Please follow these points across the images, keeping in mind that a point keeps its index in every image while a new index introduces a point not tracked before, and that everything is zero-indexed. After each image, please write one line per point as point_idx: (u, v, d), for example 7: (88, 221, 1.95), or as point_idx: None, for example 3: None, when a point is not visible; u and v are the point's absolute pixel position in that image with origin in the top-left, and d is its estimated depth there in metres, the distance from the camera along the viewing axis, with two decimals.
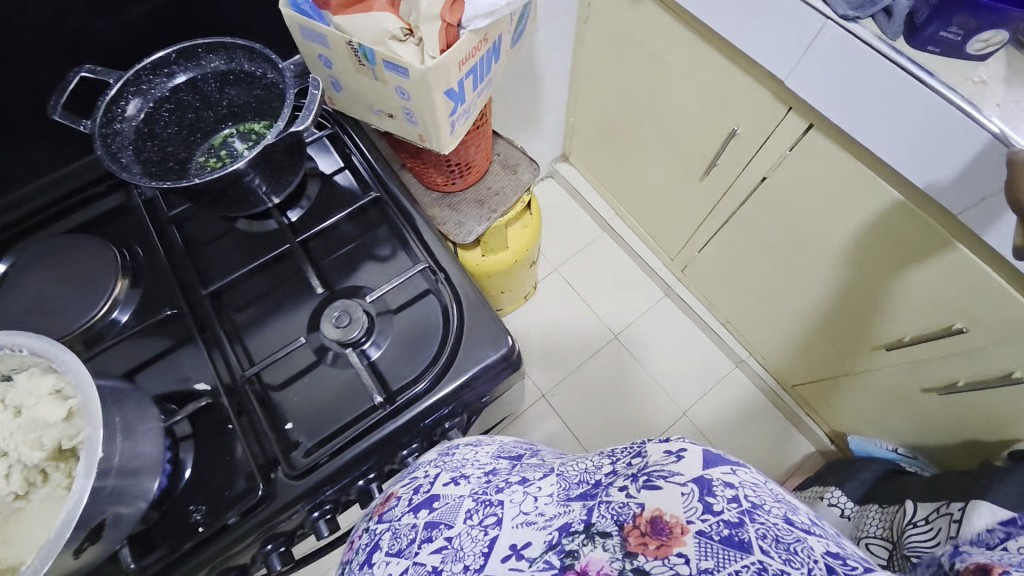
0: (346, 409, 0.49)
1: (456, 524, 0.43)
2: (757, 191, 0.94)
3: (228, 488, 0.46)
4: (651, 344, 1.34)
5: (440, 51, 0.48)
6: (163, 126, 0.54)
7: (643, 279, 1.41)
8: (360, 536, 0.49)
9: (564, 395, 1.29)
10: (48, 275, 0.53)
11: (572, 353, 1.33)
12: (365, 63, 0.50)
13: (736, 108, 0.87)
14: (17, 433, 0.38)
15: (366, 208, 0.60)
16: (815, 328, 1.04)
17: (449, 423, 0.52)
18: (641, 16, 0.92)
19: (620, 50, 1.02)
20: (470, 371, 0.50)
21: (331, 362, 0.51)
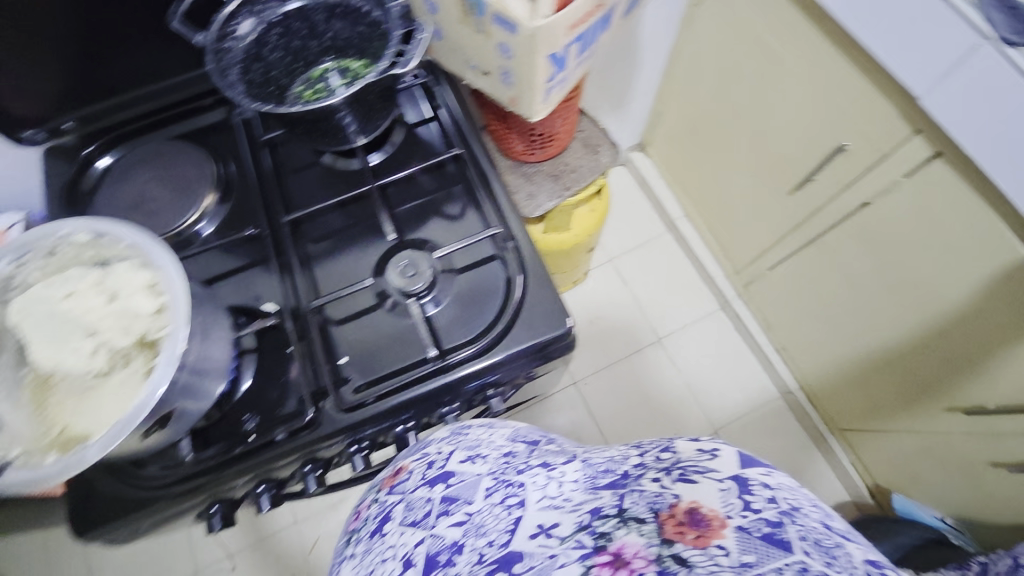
0: (397, 356, 0.50)
1: (477, 501, 0.47)
2: (853, 217, 0.86)
3: (281, 406, 0.49)
4: (695, 355, 1.29)
5: (553, 11, 0.45)
6: (270, 50, 0.54)
7: (700, 287, 1.35)
8: (369, 507, 0.52)
9: (595, 387, 1.28)
10: (151, 178, 0.57)
11: (611, 348, 1.31)
12: (474, 13, 0.48)
13: (851, 123, 0.79)
14: (108, 318, 0.41)
15: (449, 163, 0.60)
16: (884, 374, 0.96)
17: (492, 391, 0.52)
18: (765, 5, 0.84)
19: (731, 40, 0.95)
20: (523, 345, 0.49)
21: (390, 309, 0.52)
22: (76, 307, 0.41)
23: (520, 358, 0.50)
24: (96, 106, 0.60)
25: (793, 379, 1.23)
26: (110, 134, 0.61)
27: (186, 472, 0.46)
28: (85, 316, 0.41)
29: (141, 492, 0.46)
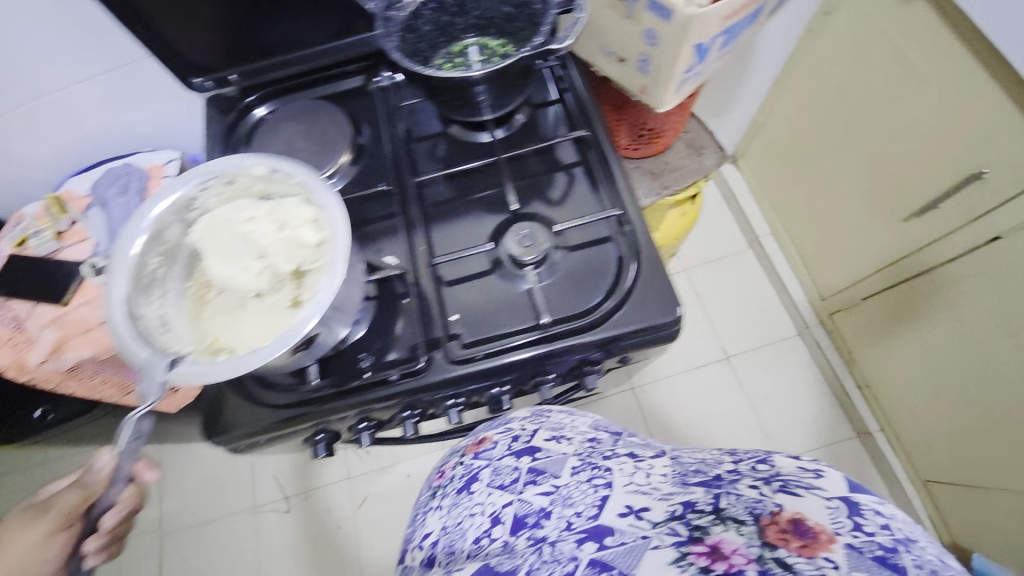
0: (505, 320, 0.52)
1: (563, 476, 0.53)
2: (978, 252, 0.80)
3: (391, 351, 0.52)
4: (764, 379, 1.24)
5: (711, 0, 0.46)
6: (422, 23, 0.58)
7: (779, 310, 1.29)
8: (454, 468, 0.61)
9: (653, 395, 1.25)
10: (297, 131, 0.63)
11: (676, 359, 1.28)
12: None
13: (993, 150, 0.73)
14: (275, 243, 0.46)
15: (570, 143, 0.61)
16: (999, 426, 0.88)
17: (590, 368, 0.53)
18: (906, 18, 0.80)
19: (859, 53, 0.91)
20: (631, 326, 0.50)
21: (502, 276, 0.54)
22: (253, 230, 0.46)
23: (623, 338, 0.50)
24: (257, 61, 0.67)
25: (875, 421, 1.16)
26: (266, 88, 0.68)
27: (307, 396, 0.50)
28: (256, 237, 0.46)
29: (263, 410, 0.50)
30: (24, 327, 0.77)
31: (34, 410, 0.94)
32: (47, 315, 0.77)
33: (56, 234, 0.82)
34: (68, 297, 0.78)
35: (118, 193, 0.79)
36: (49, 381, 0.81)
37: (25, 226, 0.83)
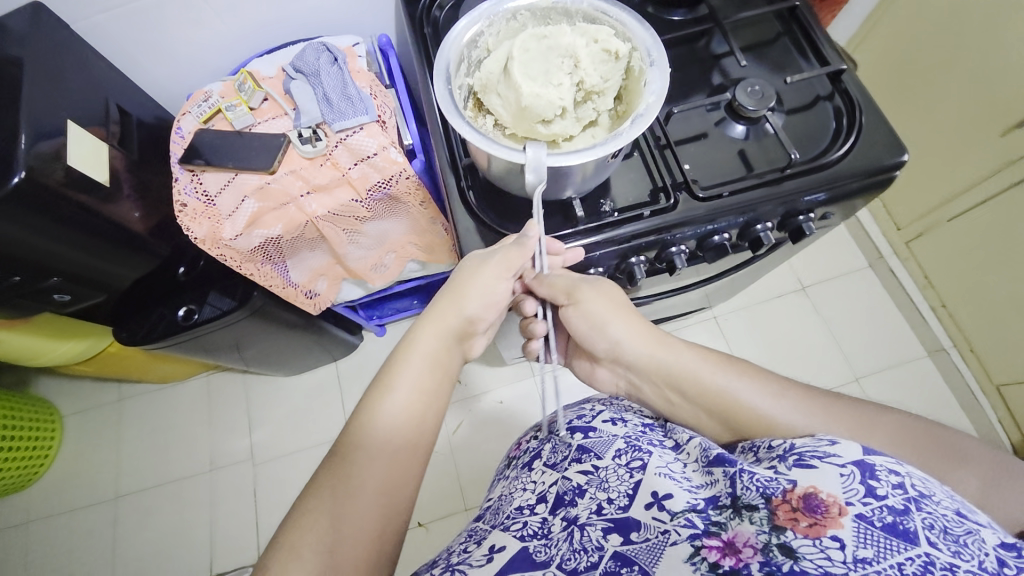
0: (731, 172, 0.63)
1: (605, 457, 0.48)
2: None
3: (602, 205, 0.62)
4: (836, 305, 1.41)
5: None
6: None
7: (854, 246, 1.45)
8: (529, 441, 0.60)
9: (733, 322, 1.42)
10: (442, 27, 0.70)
11: (760, 289, 1.45)
12: None
13: None
14: (545, 60, 0.51)
15: (770, 18, 0.70)
16: None
17: (806, 215, 0.63)
18: None
19: None
20: (868, 163, 0.60)
21: (722, 131, 0.65)
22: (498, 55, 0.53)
23: (846, 181, 0.61)
24: None
25: (947, 339, 1.31)
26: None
27: (577, 227, 0.60)
28: (551, 44, 0.51)
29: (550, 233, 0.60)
30: (216, 202, 0.73)
31: (177, 310, 0.93)
32: (248, 185, 0.72)
33: (250, 109, 0.74)
34: (276, 166, 0.71)
35: (332, 68, 0.71)
36: (235, 258, 0.77)
37: (214, 100, 0.75)
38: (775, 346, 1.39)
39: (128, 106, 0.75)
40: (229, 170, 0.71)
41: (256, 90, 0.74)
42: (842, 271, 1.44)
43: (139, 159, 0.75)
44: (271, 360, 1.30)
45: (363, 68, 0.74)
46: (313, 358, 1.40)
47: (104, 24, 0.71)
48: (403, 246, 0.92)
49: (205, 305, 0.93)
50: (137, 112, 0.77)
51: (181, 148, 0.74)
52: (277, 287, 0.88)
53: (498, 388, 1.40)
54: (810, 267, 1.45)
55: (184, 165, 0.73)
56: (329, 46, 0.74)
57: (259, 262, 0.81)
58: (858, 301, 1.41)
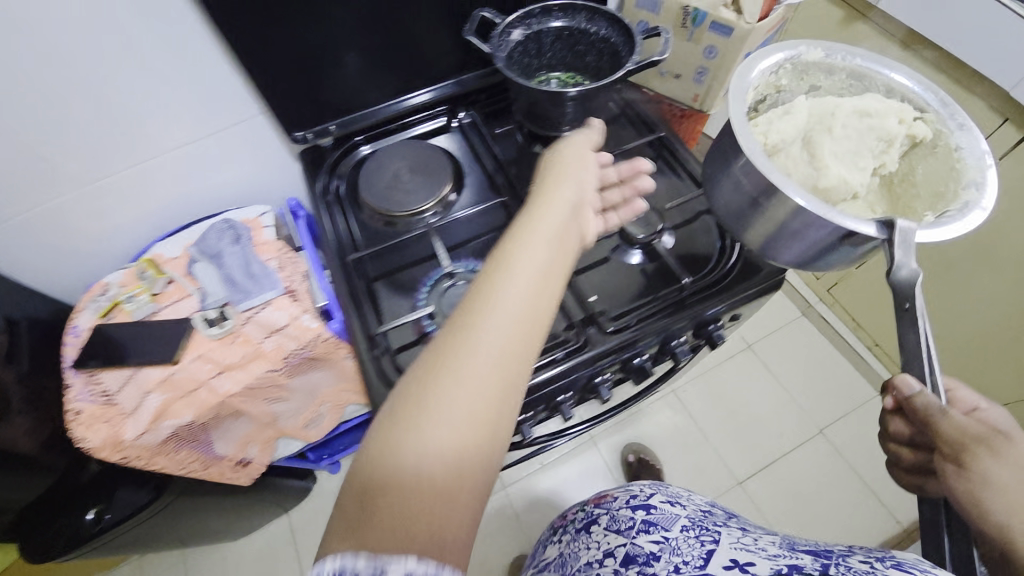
0: (637, 296, 0.66)
1: (674, 531, 0.59)
2: None
3: None
4: (782, 359, 1.47)
5: (757, 17, 0.64)
6: (513, 59, 0.71)
7: (785, 298, 1.55)
8: (575, 513, 0.74)
9: (693, 390, 1.44)
10: (403, 166, 0.74)
11: (711, 354, 1.49)
12: (691, 24, 0.67)
13: None
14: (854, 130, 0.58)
15: (643, 148, 0.77)
16: (983, 348, 1.11)
17: (713, 325, 0.66)
18: (848, 37, 1.04)
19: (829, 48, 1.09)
20: (750, 276, 0.65)
21: (621, 257, 0.68)
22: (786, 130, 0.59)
23: (737, 293, 0.65)
24: (311, 121, 0.75)
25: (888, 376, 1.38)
26: (336, 138, 0.78)
27: None
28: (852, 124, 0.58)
29: None
30: (117, 399, 0.68)
31: (84, 514, 0.83)
32: (150, 378, 0.68)
33: (152, 295, 0.72)
34: (180, 356, 0.68)
35: (235, 247, 0.71)
36: (142, 455, 0.72)
37: (112, 292, 0.72)
38: (733, 412, 1.41)
39: (19, 313, 0.72)
40: (130, 366, 0.68)
41: (157, 276, 0.72)
42: (778, 326, 1.51)
43: (31, 368, 0.72)
44: (212, 529, 1.18)
45: (270, 238, 0.74)
46: (261, 518, 1.26)
47: None
48: (336, 395, 0.88)
49: (114, 502, 0.84)
50: (29, 315, 0.74)
51: (77, 349, 0.70)
52: (196, 471, 0.81)
53: None
54: (749, 326, 1.51)
55: (79, 368, 0.68)
56: (230, 223, 0.73)
57: (171, 450, 0.75)
58: (800, 352, 1.47)
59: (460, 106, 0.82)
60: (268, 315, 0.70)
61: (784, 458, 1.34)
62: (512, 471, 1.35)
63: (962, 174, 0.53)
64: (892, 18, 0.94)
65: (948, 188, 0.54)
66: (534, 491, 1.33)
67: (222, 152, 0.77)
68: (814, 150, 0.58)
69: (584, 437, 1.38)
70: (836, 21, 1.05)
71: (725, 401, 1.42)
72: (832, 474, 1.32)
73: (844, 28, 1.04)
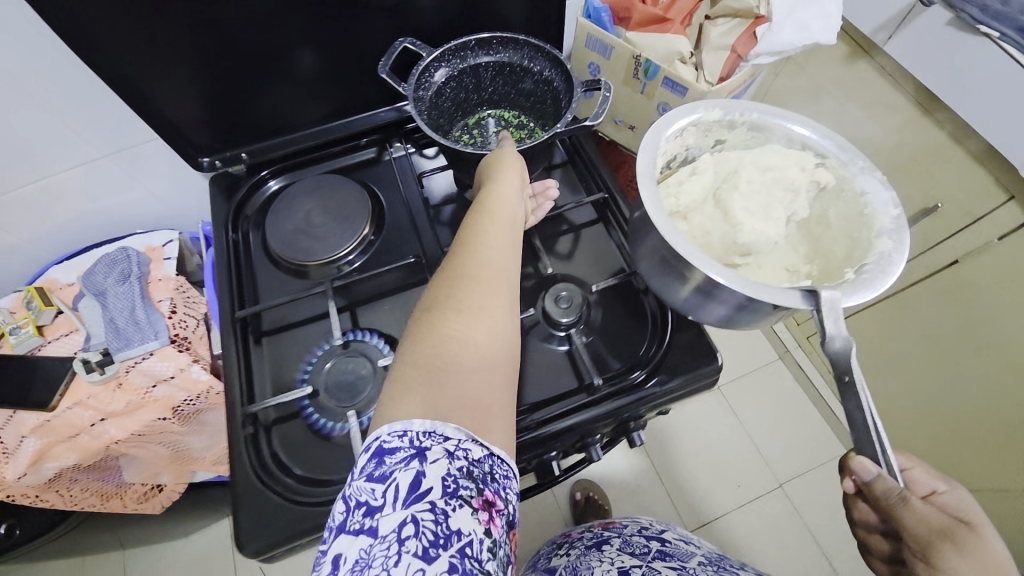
0: (551, 385, 0.59)
1: (690, 563, 0.71)
2: (944, 272, 0.92)
3: None
4: (753, 405, 1.40)
5: (718, 78, 0.56)
6: (443, 99, 0.63)
7: (762, 340, 1.48)
8: (582, 531, 0.83)
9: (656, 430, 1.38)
10: (315, 207, 0.66)
11: None
12: (643, 76, 0.59)
13: (941, 184, 0.87)
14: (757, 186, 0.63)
15: (586, 206, 0.69)
16: (959, 429, 1.03)
17: (633, 423, 0.59)
18: (849, 80, 0.94)
19: (829, 88, 0.98)
20: (679, 376, 0.57)
21: (540, 338, 0.61)
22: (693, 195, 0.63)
23: (663, 394, 0.57)
24: (224, 148, 0.69)
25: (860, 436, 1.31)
26: (251, 166, 0.71)
27: None
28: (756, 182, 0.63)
29: None
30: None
31: None
32: (27, 423, 0.63)
33: (38, 328, 0.67)
34: (56, 402, 0.63)
35: (122, 287, 0.65)
36: (27, 494, 0.68)
37: None
38: (695, 457, 1.35)
39: None
40: (6, 408, 0.63)
41: (43, 308, 0.66)
42: (751, 368, 1.44)
43: None
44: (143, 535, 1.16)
45: (169, 273, 0.68)
46: (196, 526, 1.24)
47: None
48: None
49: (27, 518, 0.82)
50: None
51: None
52: (93, 504, 0.78)
53: None
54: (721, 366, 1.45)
55: None
56: (123, 253, 0.66)
57: (65, 483, 0.72)
58: (771, 399, 1.40)
59: (393, 137, 0.74)
60: (155, 364, 0.65)
61: (741, 510, 1.29)
62: None
63: (872, 220, 0.57)
64: (898, 65, 0.85)
65: (861, 233, 0.58)
66: None
67: (127, 173, 0.71)
68: (725, 209, 0.62)
69: None
70: (838, 60, 0.94)
71: (686, 445, 1.36)
72: (790, 531, 1.26)
73: (846, 69, 0.93)
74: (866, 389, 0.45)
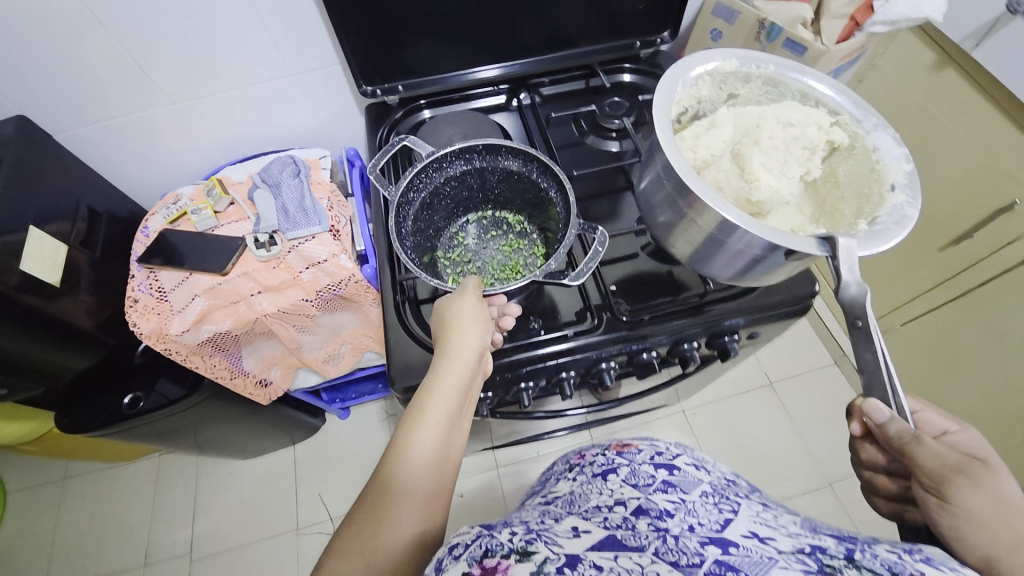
0: (656, 294, 0.67)
1: (693, 494, 0.49)
2: (1015, 271, 0.96)
3: (524, 325, 0.65)
4: (804, 402, 1.43)
5: (835, 41, 0.66)
6: (441, 197, 0.64)
7: (816, 343, 1.51)
8: (593, 454, 0.62)
9: (703, 416, 1.42)
10: (456, 132, 0.77)
11: (731, 381, 1.47)
12: (764, 37, 0.68)
13: (1020, 183, 0.91)
14: (779, 143, 0.62)
15: None
16: None
17: (729, 337, 0.66)
18: (933, 86, 1.00)
19: (909, 97, 1.06)
20: (777, 296, 0.65)
21: (648, 256, 0.69)
22: (708, 146, 0.63)
23: (759, 310, 0.64)
24: (380, 80, 0.81)
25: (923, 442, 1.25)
26: (408, 100, 0.84)
27: (498, 349, 0.62)
28: (774, 140, 0.62)
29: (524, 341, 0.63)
30: (169, 297, 0.75)
31: (123, 398, 0.88)
32: (201, 284, 0.75)
33: (214, 212, 0.79)
34: (228, 268, 0.75)
35: (293, 180, 0.78)
36: (181, 352, 0.78)
37: (182, 203, 0.80)
38: (741, 445, 1.38)
39: (101, 206, 0.82)
40: (184, 270, 0.75)
41: (222, 196, 0.79)
42: (804, 369, 1.47)
43: (101, 257, 0.81)
44: (223, 446, 1.26)
45: (325, 179, 0.81)
46: (272, 443, 1.35)
47: (85, 135, 0.77)
48: (359, 338, 0.92)
49: (151, 393, 0.89)
50: (106, 211, 0.83)
51: (143, 247, 0.78)
52: (223, 379, 0.86)
53: (460, 480, 1.34)
54: (773, 363, 1.48)
55: (142, 263, 0.76)
56: (295, 159, 0.81)
57: (207, 354, 0.81)
58: (823, 400, 1.43)
59: (522, 87, 0.86)
60: (310, 249, 0.77)
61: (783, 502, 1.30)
62: (508, 452, 1.37)
63: (886, 174, 0.57)
64: (983, 69, 0.90)
65: (872, 190, 0.58)
66: (525, 476, 1.34)
67: (296, 96, 0.83)
68: (742, 163, 0.60)
69: (584, 436, 1.38)
70: (924, 66, 1.01)
71: (734, 432, 1.39)
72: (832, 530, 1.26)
73: (931, 74, 1.00)
74: (880, 334, 0.46)
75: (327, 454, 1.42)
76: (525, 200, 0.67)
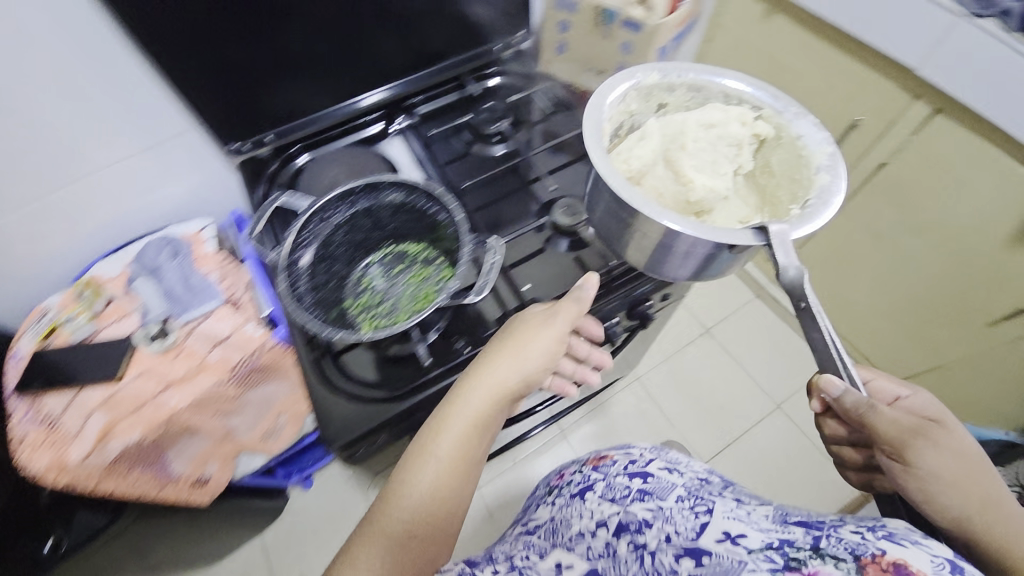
0: (567, 282, 0.68)
1: (669, 500, 0.48)
2: (876, 176, 1.09)
3: (450, 346, 0.63)
4: (741, 339, 1.53)
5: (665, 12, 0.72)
6: (336, 245, 0.62)
7: (735, 283, 1.62)
8: (571, 472, 0.60)
9: (658, 378, 1.48)
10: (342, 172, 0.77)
11: (674, 339, 1.54)
12: (604, 21, 0.75)
13: (861, 101, 1.03)
14: (708, 146, 0.67)
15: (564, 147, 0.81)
16: (921, 309, 1.16)
17: (645, 303, 0.69)
18: (768, 33, 1.12)
19: (751, 46, 1.17)
20: None
21: (553, 246, 0.71)
22: (640, 156, 0.66)
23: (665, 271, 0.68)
24: (246, 133, 0.77)
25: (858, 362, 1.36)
26: (282, 148, 0.80)
27: (428, 377, 0.61)
28: (703, 141, 0.66)
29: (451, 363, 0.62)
30: (60, 423, 0.66)
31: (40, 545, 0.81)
32: (94, 399, 0.67)
33: (92, 316, 0.71)
34: (121, 373, 0.68)
35: (174, 262, 0.74)
36: (91, 478, 0.71)
37: (50, 316, 0.71)
38: (698, 394, 1.45)
39: None
40: (73, 388, 0.67)
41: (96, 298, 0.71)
42: (732, 309, 1.58)
43: None
44: None
45: (211, 251, 0.77)
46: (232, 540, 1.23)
47: None
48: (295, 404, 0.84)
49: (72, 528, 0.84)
50: None
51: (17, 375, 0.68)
52: (150, 491, 0.79)
53: None
54: (705, 311, 1.58)
55: (20, 395, 0.67)
56: (170, 237, 0.76)
57: (124, 471, 0.73)
58: (755, 332, 1.54)
59: (398, 111, 0.85)
60: (211, 327, 0.73)
61: (747, 436, 1.38)
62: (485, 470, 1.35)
63: (811, 159, 0.61)
64: (805, 9, 1.02)
65: (802, 175, 0.63)
66: (508, 488, 1.33)
67: (159, 170, 0.77)
68: (675, 168, 0.65)
69: (554, 432, 1.38)
70: (757, 16, 1.12)
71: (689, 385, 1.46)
72: (794, 449, 1.36)
73: (765, 22, 1.11)
74: (822, 311, 0.49)
75: (298, 532, 1.32)
76: (424, 226, 0.65)
